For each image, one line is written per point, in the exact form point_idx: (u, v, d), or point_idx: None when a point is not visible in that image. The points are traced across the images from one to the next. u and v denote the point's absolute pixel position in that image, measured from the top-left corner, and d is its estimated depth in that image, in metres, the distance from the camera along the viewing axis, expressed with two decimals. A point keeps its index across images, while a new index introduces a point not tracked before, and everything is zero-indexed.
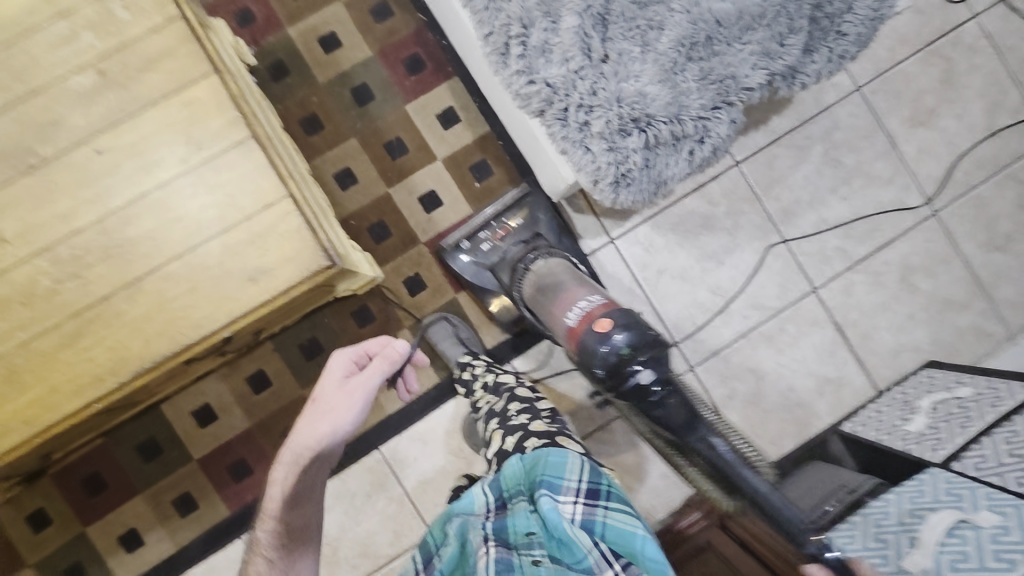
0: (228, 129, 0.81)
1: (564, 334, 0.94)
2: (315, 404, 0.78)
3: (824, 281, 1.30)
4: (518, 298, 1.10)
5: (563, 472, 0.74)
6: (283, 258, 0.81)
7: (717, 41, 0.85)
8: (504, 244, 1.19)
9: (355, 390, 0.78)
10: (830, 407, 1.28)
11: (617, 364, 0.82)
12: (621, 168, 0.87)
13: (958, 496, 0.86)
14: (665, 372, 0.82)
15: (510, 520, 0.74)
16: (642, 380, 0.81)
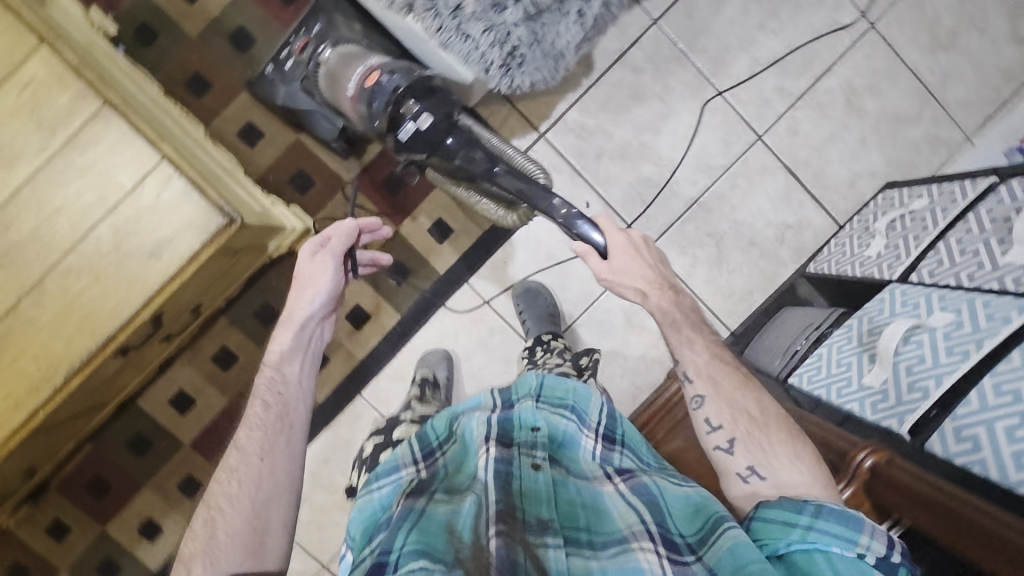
0: (80, 104, 0.75)
1: (353, 110, 0.93)
2: (297, 279, 0.80)
3: (768, 125, 1.24)
4: (323, 102, 1.03)
5: (588, 408, 0.79)
6: (180, 224, 0.77)
7: None
8: (304, 55, 1.06)
9: (327, 262, 0.80)
10: (795, 253, 1.26)
11: (390, 110, 0.82)
12: (506, 47, 0.81)
13: (913, 305, 0.86)
14: (446, 113, 0.82)
15: (515, 416, 0.75)
16: (418, 124, 0.80)
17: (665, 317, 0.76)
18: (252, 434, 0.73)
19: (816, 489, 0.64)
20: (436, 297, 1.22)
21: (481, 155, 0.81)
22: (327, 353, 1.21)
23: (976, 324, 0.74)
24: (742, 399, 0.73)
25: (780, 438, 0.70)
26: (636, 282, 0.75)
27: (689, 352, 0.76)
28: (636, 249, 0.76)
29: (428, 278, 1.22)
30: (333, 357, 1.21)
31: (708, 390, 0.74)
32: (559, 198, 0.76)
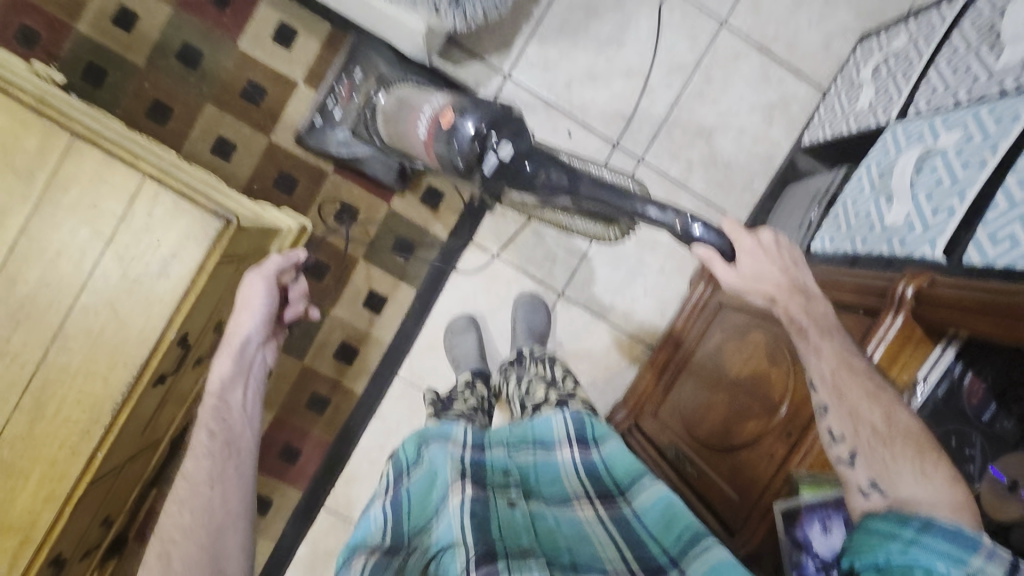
0: (50, 143, 0.74)
1: (422, 153, 0.84)
2: (240, 303, 0.84)
3: (730, 9, 1.21)
4: (379, 143, 1.01)
5: (551, 432, 0.83)
6: (179, 238, 0.76)
7: None
8: (351, 101, 1.09)
9: (261, 283, 0.85)
10: (787, 129, 1.24)
11: (468, 147, 0.72)
12: None
13: (918, 135, 0.84)
14: (523, 139, 0.73)
15: (489, 461, 0.75)
16: (501, 155, 0.71)
17: (789, 322, 0.67)
18: (199, 463, 0.71)
19: (943, 505, 0.54)
20: (446, 263, 1.22)
21: (566, 176, 0.70)
22: (355, 345, 1.22)
23: (985, 131, 0.72)
24: (869, 409, 0.63)
25: (906, 450, 0.60)
26: (762, 282, 0.67)
27: (815, 361, 0.65)
28: (767, 246, 0.68)
29: (433, 247, 1.21)
30: (363, 347, 1.22)
31: (832, 397, 0.65)
32: (670, 209, 0.65)
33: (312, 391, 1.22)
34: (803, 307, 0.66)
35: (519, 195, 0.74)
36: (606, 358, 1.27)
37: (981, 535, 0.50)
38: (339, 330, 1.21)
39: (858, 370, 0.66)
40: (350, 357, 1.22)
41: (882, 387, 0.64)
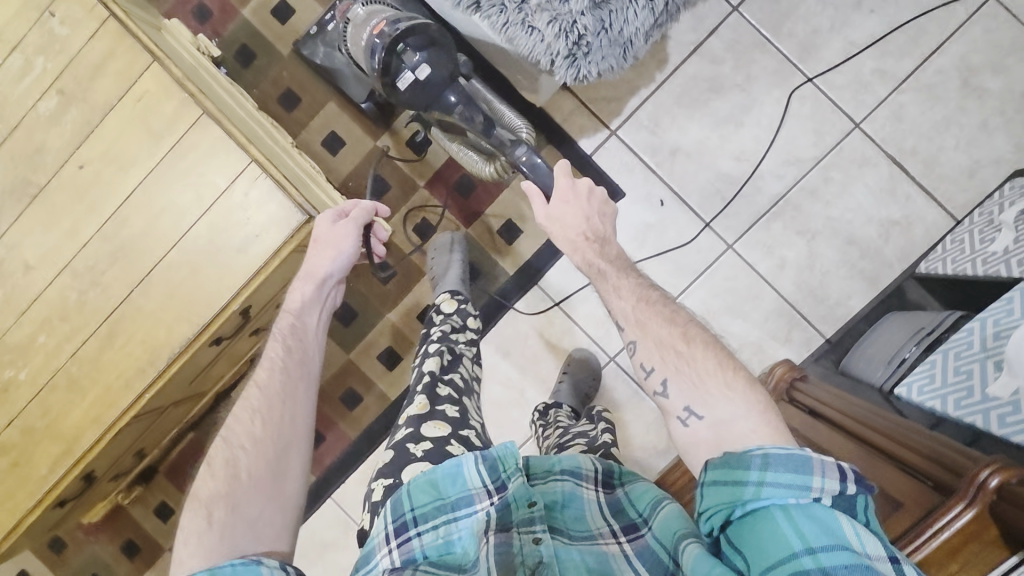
0: (182, 113, 0.82)
1: (357, 52, 1.01)
2: (318, 242, 0.85)
3: (867, 113, 1.13)
4: (349, 54, 1.08)
5: (579, 464, 0.76)
6: (265, 222, 0.83)
7: None
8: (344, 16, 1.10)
9: (350, 230, 0.87)
10: (901, 251, 1.14)
11: (393, 60, 0.93)
12: (572, 37, 0.79)
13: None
14: (441, 69, 0.94)
15: (511, 496, 0.70)
16: (419, 75, 0.93)
17: (591, 268, 0.80)
18: (274, 376, 0.79)
19: (751, 418, 0.64)
20: (507, 298, 1.22)
21: (473, 110, 0.96)
22: (400, 353, 1.25)
23: None
24: (662, 329, 0.73)
25: (708, 368, 0.69)
26: (570, 228, 0.83)
27: (615, 300, 0.77)
28: (578, 194, 0.84)
29: (497, 280, 1.22)
30: (406, 357, 1.25)
31: (638, 333, 0.74)
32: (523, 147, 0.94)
33: (350, 385, 1.26)
34: (598, 252, 0.80)
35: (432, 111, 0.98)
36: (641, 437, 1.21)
37: (814, 454, 0.54)
38: (390, 335, 1.25)
39: (652, 302, 0.77)
40: (393, 363, 1.25)
41: (679, 313, 0.75)
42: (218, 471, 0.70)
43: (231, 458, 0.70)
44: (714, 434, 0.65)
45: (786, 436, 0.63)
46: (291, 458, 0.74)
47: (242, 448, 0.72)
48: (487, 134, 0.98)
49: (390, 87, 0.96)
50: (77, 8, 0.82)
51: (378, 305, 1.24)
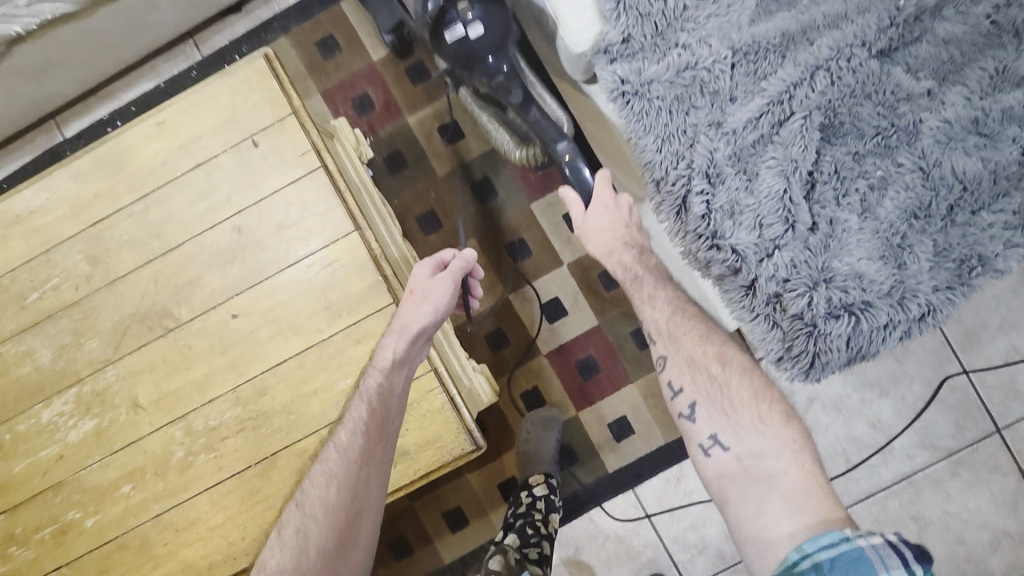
0: (368, 296, 0.72)
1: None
2: (413, 293, 0.72)
3: (1012, 421, 1.09)
4: None
5: None
6: (424, 439, 0.73)
7: (959, 211, 0.67)
8: None
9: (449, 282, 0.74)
10: (1009, 567, 1.09)
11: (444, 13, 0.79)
12: (821, 356, 0.69)
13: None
14: (496, 33, 0.80)
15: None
16: (470, 33, 0.78)
17: (629, 274, 0.77)
18: (354, 438, 0.66)
19: (783, 455, 0.61)
20: (595, 496, 1.13)
21: (518, 92, 0.85)
22: (466, 516, 1.14)
23: None
24: (702, 355, 0.71)
25: (743, 397, 0.66)
26: (610, 233, 0.78)
27: (649, 312, 0.75)
28: (618, 202, 0.79)
29: (592, 472, 1.14)
30: (472, 523, 1.14)
31: (670, 349, 0.73)
32: (567, 143, 0.86)
33: (403, 532, 1.16)
34: (638, 259, 0.77)
35: (476, 80, 0.86)
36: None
37: (866, 547, 0.49)
38: (461, 495, 1.15)
39: (687, 316, 0.75)
40: (455, 524, 1.14)
41: (714, 331, 0.73)
42: (287, 540, 0.63)
43: (301, 529, 0.63)
44: (739, 465, 0.63)
45: (819, 476, 0.60)
46: (360, 532, 0.64)
47: (314, 518, 0.64)
48: (524, 114, 0.87)
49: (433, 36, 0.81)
50: (287, 147, 0.73)
51: None
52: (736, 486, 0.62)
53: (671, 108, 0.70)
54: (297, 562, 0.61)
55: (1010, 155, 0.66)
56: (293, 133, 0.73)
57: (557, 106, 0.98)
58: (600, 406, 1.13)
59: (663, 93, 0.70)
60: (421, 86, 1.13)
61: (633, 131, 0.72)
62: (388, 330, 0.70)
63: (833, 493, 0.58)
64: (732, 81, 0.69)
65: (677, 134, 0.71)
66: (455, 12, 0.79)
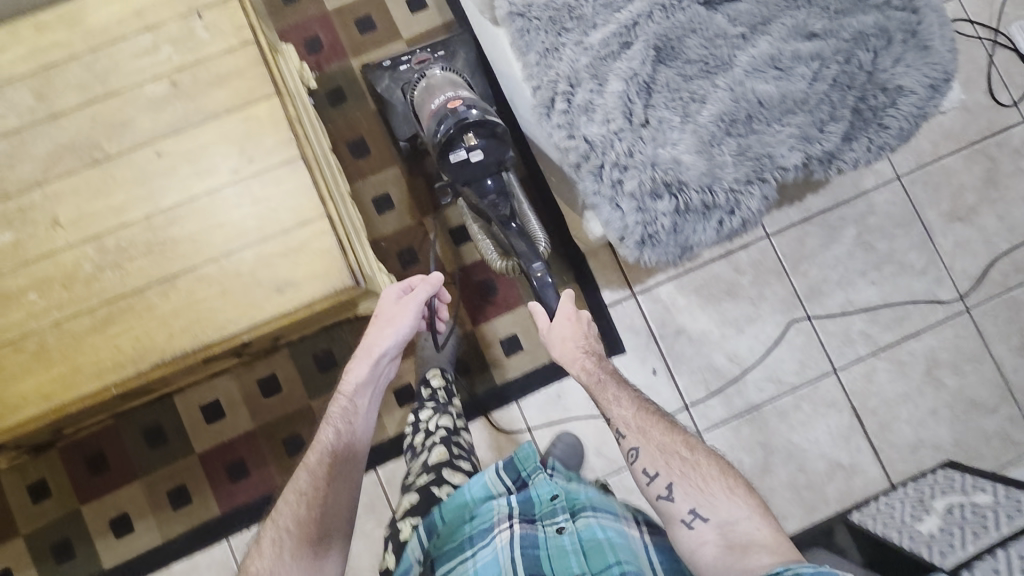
0: (280, 148, 0.85)
1: (426, 117, 0.99)
2: (379, 318, 0.89)
3: (845, 363, 1.26)
4: (408, 103, 1.07)
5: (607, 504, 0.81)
6: (311, 273, 0.84)
7: (757, 121, 0.86)
8: (421, 66, 1.12)
9: (412, 304, 0.89)
10: (840, 493, 1.24)
11: (455, 136, 0.92)
12: (648, 229, 0.86)
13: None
14: (493, 161, 0.94)
15: (533, 491, 0.83)
16: (471, 157, 0.92)
17: (592, 378, 0.84)
18: (321, 458, 0.80)
19: (753, 518, 0.69)
20: (483, 406, 1.23)
21: (505, 209, 0.97)
22: None
23: None
24: (671, 442, 0.77)
25: (712, 473, 0.74)
26: (571, 342, 0.87)
27: (618, 411, 0.81)
28: (579, 317, 0.90)
29: (483, 383, 1.24)
30: None
31: (640, 441, 0.78)
32: (541, 262, 0.95)
33: (299, 430, 1.22)
34: (596, 364, 0.85)
35: (470, 195, 0.97)
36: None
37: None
38: None
39: (653, 413, 0.82)
40: None
41: (676, 429, 0.79)
42: (264, 552, 0.74)
43: (277, 539, 0.74)
44: (722, 537, 0.68)
45: (790, 548, 0.66)
46: (328, 548, 0.76)
47: (287, 532, 0.75)
48: (506, 231, 0.98)
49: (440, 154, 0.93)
50: (226, 22, 0.87)
51: None
52: (722, 553, 0.67)
53: (547, 28, 0.87)
54: (274, 565, 0.72)
55: (796, 86, 0.87)
56: (233, 12, 0.87)
57: (536, 226, 1.10)
58: (496, 325, 1.25)
59: (540, 15, 0.88)
60: (367, 35, 1.30)
61: (517, 45, 0.88)
62: (355, 355, 0.87)
63: (796, 550, 0.66)
64: (593, 11, 0.88)
65: (549, 50, 0.87)
66: (461, 140, 0.93)
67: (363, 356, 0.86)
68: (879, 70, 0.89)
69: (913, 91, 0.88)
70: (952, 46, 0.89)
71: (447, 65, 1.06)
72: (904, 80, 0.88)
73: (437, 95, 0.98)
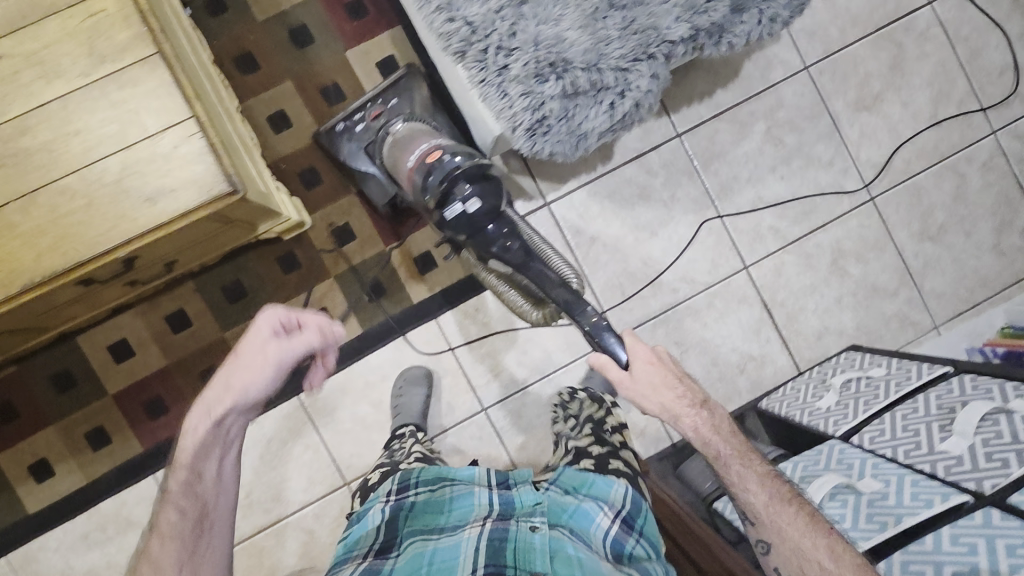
0: (133, 45, 0.79)
1: (404, 178, 1.00)
2: (236, 359, 0.69)
3: (756, 259, 1.29)
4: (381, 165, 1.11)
5: (605, 496, 0.82)
6: (185, 179, 0.79)
7: None
8: (378, 123, 1.13)
9: (270, 355, 0.69)
10: (751, 383, 1.29)
11: (443, 193, 0.88)
12: (538, 113, 0.82)
13: (885, 483, 0.86)
14: (491, 203, 0.88)
15: (516, 498, 0.81)
16: (467, 208, 0.87)
17: (699, 437, 0.79)
18: (165, 547, 0.69)
19: None
20: (401, 325, 1.22)
21: (518, 249, 0.89)
22: None
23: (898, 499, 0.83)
24: (805, 536, 0.74)
25: (854, 562, 0.71)
26: (663, 390, 0.80)
27: (747, 494, 0.78)
28: (658, 356, 0.82)
29: (398, 304, 1.23)
30: None
31: (775, 538, 0.76)
32: (592, 311, 0.87)
33: (213, 361, 1.21)
34: (706, 424, 0.78)
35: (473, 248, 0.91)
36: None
37: None
38: None
39: (797, 497, 0.78)
40: None
41: (818, 518, 0.76)
42: None
43: None
44: None
45: None
46: None
47: None
48: (530, 279, 0.89)
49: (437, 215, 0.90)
50: None
51: (272, 291, 1.22)
52: None
53: None
54: None
55: None
56: None
57: (563, 264, 0.95)
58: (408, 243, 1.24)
59: None
60: None
61: None
62: (195, 403, 0.71)
63: None
64: None
65: None
66: (455, 194, 0.88)
67: (219, 393, 0.69)
68: None
69: None
70: None
71: (414, 118, 1.09)
72: None
73: (412, 151, 0.98)
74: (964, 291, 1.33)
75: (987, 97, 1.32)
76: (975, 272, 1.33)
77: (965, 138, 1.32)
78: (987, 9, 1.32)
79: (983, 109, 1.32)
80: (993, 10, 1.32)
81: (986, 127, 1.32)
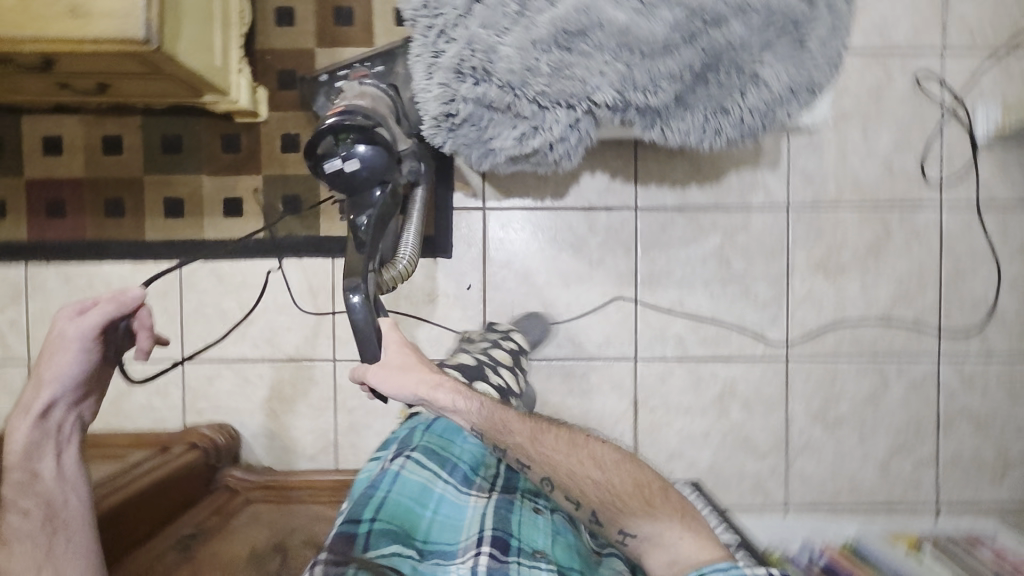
0: None
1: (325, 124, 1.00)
2: (49, 341, 0.75)
3: (648, 357, 1.26)
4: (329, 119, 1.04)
5: (542, 500, 0.91)
6: (108, 9, 0.81)
7: (591, 41, 0.81)
8: (357, 81, 1.06)
9: (75, 333, 0.74)
10: None
11: (330, 150, 0.92)
12: (448, 107, 0.86)
13: None
14: (375, 171, 0.92)
15: (513, 479, 0.94)
16: (347, 168, 0.91)
17: (450, 399, 0.80)
18: (29, 520, 0.75)
19: (676, 536, 0.76)
20: (298, 246, 1.24)
21: (371, 217, 0.92)
22: (184, 209, 1.24)
23: None
24: (583, 466, 0.80)
25: (638, 509, 0.77)
26: (412, 374, 0.79)
27: (512, 437, 0.81)
28: (396, 342, 0.82)
29: (306, 228, 1.24)
30: (186, 217, 1.24)
31: (563, 478, 0.79)
32: (356, 287, 0.82)
33: (123, 195, 1.24)
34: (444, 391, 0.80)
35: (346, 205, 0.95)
36: (304, 437, 1.28)
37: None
38: (189, 189, 1.24)
39: (572, 439, 0.83)
40: (172, 211, 1.24)
41: (645, 473, 0.82)
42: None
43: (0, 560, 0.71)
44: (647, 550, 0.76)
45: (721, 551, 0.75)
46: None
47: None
48: (357, 248, 0.88)
49: (315, 163, 0.93)
50: None
51: (202, 160, 1.23)
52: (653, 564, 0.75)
53: None
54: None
55: (646, 24, 0.80)
56: None
57: (408, 245, 1.02)
58: None
59: None
60: None
61: None
62: (15, 414, 0.77)
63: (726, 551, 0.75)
64: None
65: None
66: (337, 151, 0.92)
67: (32, 388, 0.77)
68: (743, 48, 0.83)
69: (766, 84, 0.84)
70: (831, 59, 0.85)
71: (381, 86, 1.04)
72: (764, 68, 0.84)
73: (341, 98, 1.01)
74: (830, 489, 1.28)
75: (949, 321, 1.25)
76: (850, 477, 1.28)
77: (907, 349, 1.25)
78: (994, 239, 1.24)
79: (939, 331, 1.25)
80: (999, 244, 1.24)
81: (933, 349, 1.25)
